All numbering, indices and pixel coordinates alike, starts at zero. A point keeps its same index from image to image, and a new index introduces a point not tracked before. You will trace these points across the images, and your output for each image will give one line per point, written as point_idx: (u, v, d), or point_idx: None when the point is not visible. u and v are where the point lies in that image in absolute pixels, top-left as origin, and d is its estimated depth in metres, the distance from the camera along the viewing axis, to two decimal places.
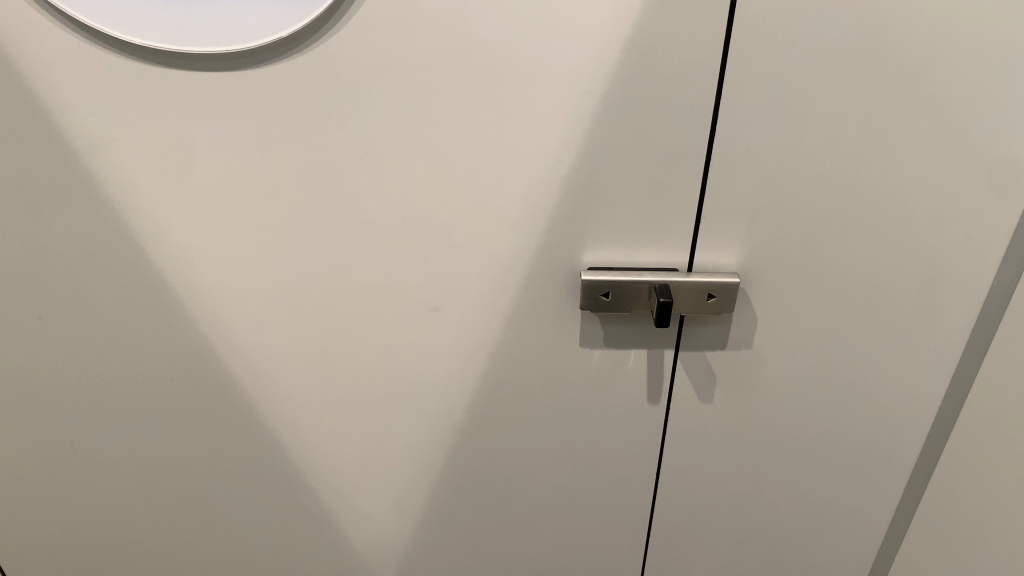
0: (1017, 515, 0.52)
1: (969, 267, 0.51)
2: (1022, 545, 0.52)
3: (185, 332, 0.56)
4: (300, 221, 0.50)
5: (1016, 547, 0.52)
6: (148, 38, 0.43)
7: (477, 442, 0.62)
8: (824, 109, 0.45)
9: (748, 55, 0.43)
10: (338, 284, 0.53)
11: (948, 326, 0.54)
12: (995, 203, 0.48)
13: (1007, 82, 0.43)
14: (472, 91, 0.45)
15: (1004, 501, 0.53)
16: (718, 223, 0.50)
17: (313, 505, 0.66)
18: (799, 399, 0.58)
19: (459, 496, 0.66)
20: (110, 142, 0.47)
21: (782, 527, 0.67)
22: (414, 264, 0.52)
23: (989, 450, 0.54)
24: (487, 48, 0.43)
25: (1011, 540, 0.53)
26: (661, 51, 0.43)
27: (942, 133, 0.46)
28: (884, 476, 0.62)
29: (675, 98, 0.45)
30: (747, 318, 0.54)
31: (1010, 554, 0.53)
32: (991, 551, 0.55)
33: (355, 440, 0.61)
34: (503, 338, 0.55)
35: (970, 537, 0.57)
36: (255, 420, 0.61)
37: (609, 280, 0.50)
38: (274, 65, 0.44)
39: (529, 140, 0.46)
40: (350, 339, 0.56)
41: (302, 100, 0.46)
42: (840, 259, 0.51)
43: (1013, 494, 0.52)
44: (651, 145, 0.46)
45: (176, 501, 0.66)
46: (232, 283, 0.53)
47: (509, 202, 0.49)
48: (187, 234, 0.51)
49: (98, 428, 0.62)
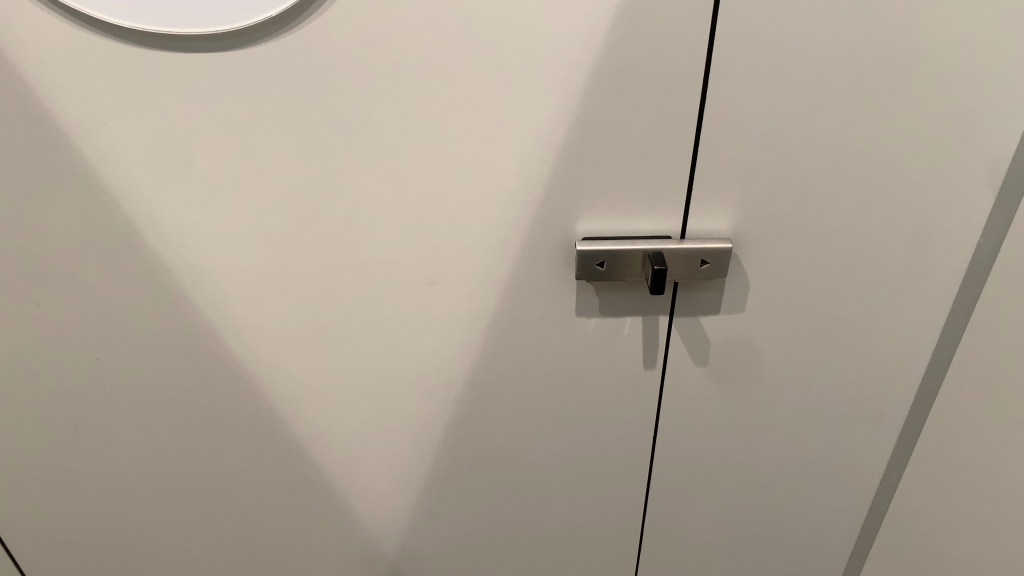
0: (1002, 468, 0.53)
1: (955, 226, 0.52)
2: (1006, 495, 0.53)
3: (185, 315, 0.56)
4: (297, 200, 0.50)
5: (1001, 499, 0.54)
6: (136, 20, 0.43)
7: (477, 413, 0.62)
8: (813, 74, 0.45)
9: (736, 22, 0.43)
10: (336, 261, 0.53)
11: (936, 285, 0.55)
12: (980, 162, 0.49)
13: (991, 42, 0.44)
14: (463, 65, 0.45)
15: (991, 454, 0.54)
16: (710, 190, 0.50)
17: (316, 481, 0.67)
18: (792, 361, 0.59)
19: (460, 468, 0.67)
20: (103, 127, 0.47)
21: (777, 485, 0.68)
22: (410, 240, 0.52)
23: (977, 404, 0.55)
24: (478, 22, 0.43)
25: (997, 495, 0.54)
26: (651, 20, 0.43)
27: (929, 94, 0.46)
28: (876, 432, 0.64)
29: (666, 67, 0.45)
30: (741, 283, 0.55)
31: (997, 507, 0.55)
32: (979, 505, 0.57)
33: (355, 416, 0.62)
34: (500, 309, 0.56)
35: (959, 490, 0.59)
36: (256, 400, 0.61)
37: (603, 250, 0.51)
38: (264, 44, 0.44)
39: (522, 112, 0.47)
40: (348, 316, 0.56)
41: (295, 80, 0.46)
42: (830, 221, 0.51)
43: (999, 447, 0.53)
44: (641, 115, 0.47)
45: (182, 481, 0.67)
46: (230, 264, 0.53)
47: (503, 175, 0.49)
48: (184, 217, 0.51)
49: (102, 411, 0.62)
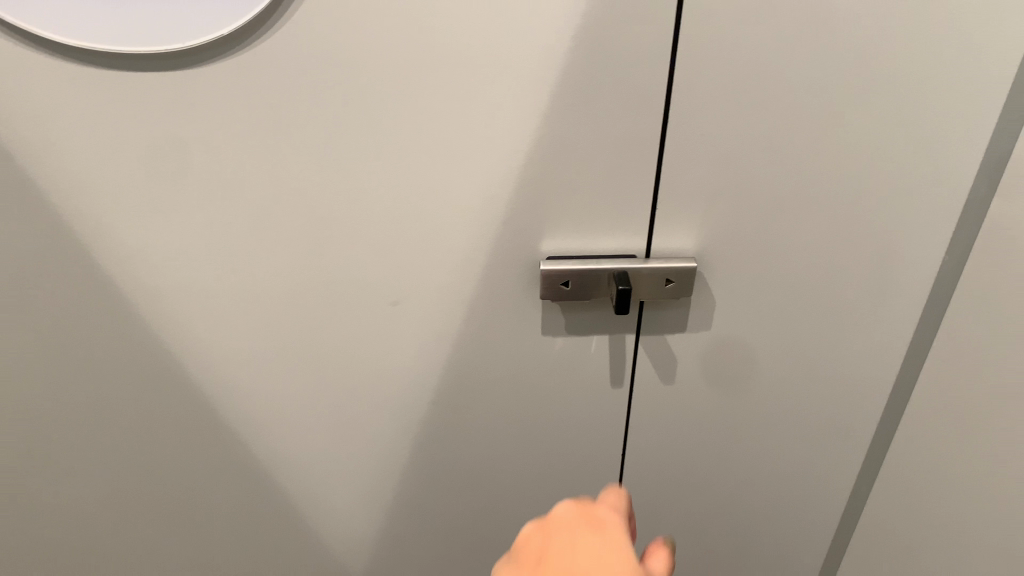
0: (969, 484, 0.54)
1: (920, 243, 0.52)
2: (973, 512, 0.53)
3: (142, 336, 0.55)
4: (256, 219, 0.49)
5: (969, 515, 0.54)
6: (85, 38, 0.41)
7: (444, 432, 0.62)
8: (776, 93, 0.45)
9: (698, 41, 0.43)
10: (297, 281, 0.52)
11: (903, 301, 0.55)
12: (943, 180, 0.49)
13: (951, 61, 0.44)
14: (424, 83, 0.44)
15: (959, 471, 0.54)
16: (674, 209, 0.50)
17: (281, 502, 0.66)
18: (760, 378, 0.59)
19: (428, 488, 0.66)
20: (53, 147, 0.46)
21: (748, 501, 0.68)
22: (373, 260, 0.51)
23: (945, 421, 0.55)
24: (438, 40, 0.43)
25: (965, 511, 0.54)
26: (612, 39, 0.43)
27: (892, 113, 0.46)
28: (845, 448, 0.64)
29: (628, 86, 0.44)
30: (707, 301, 0.54)
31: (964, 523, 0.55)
32: (947, 521, 0.57)
33: (320, 436, 0.61)
34: (465, 329, 0.55)
35: (926, 507, 0.59)
36: (217, 422, 0.60)
37: (568, 270, 0.51)
38: (219, 62, 0.43)
39: (485, 130, 0.46)
40: (312, 336, 0.55)
41: (252, 98, 0.45)
42: (795, 239, 0.51)
43: (967, 464, 0.54)
44: (605, 133, 0.46)
45: (142, 505, 0.65)
46: (189, 285, 0.52)
47: (467, 193, 0.49)
48: (139, 237, 0.50)
49: (58, 436, 0.60)
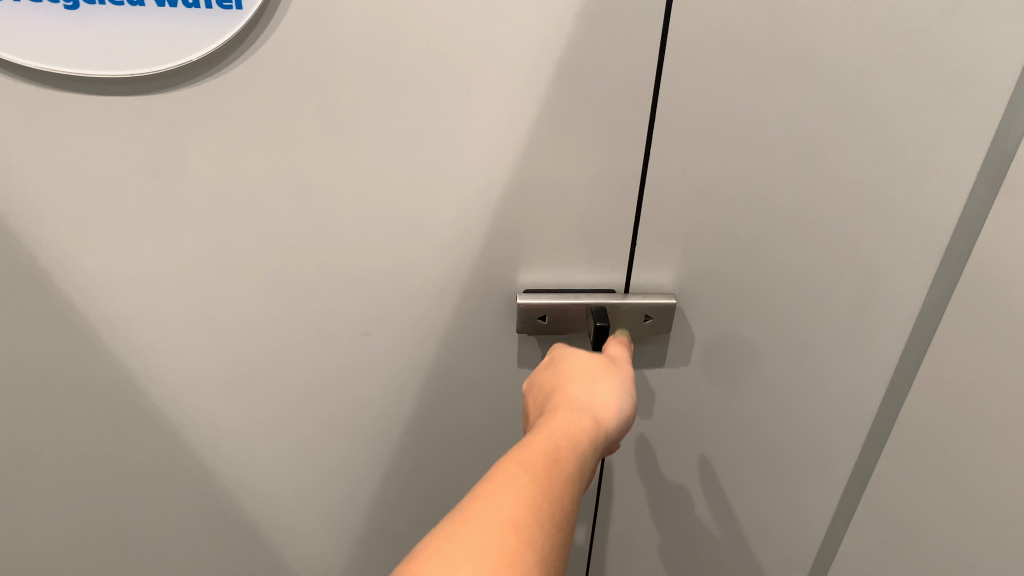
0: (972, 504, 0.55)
1: (901, 284, 0.51)
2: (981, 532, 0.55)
3: (104, 363, 0.53)
4: (224, 246, 0.48)
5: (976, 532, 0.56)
6: (42, 62, 0.39)
7: (417, 461, 0.60)
8: (759, 132, 0.44)
9: (680, 79, 0.42)
10: (266, 309, 0.51)
11: (884, 340, 0.54)
12: (927, 222, 0.48)
13: (936, 104, 0.43)
14: (399, 114, 0.43)
15: (960, 494, 0.56)
16: (654, 244, 0.49)
17: (248, 529, 0.64)
18: (738, 413, 0.58)
19: (399, 516, 0.65)
20: (10, 172, 0.44)
21: (724, 531, 0.67)
22: (344, 289, 0.50)
23: (935, 445, 0.56)
24: (414, 71, 0.41)
25: (971, 527, 0.56)
26: (593, 74, 0.42)
27: (876, 155, 0.45)
28: (822, 483, 0.63)
29: (608, 121, 0.44)
30: (685, 336, 0.54)
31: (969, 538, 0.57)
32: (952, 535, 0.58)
33: (290, 464, 0.60)
34: (439, 361, 0.54)
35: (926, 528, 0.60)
36: (182, 449, 0.58)
37: (545, 304, 0.49)
38: (187, 88, 0.42)
39: (462, 162, 0.45)
40: (281, 364, 0.54)
41: (220, 125, 0.43)
42: (775, 277, 0.50)
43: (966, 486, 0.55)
44: (584, 168, 0.45)
45: (101, 537, 0.63)
46: (153, 311, 0.51)
47: (442, 225, 0.47)
48: (102, 262, 0.48)
49: (10, 468, 0.57)
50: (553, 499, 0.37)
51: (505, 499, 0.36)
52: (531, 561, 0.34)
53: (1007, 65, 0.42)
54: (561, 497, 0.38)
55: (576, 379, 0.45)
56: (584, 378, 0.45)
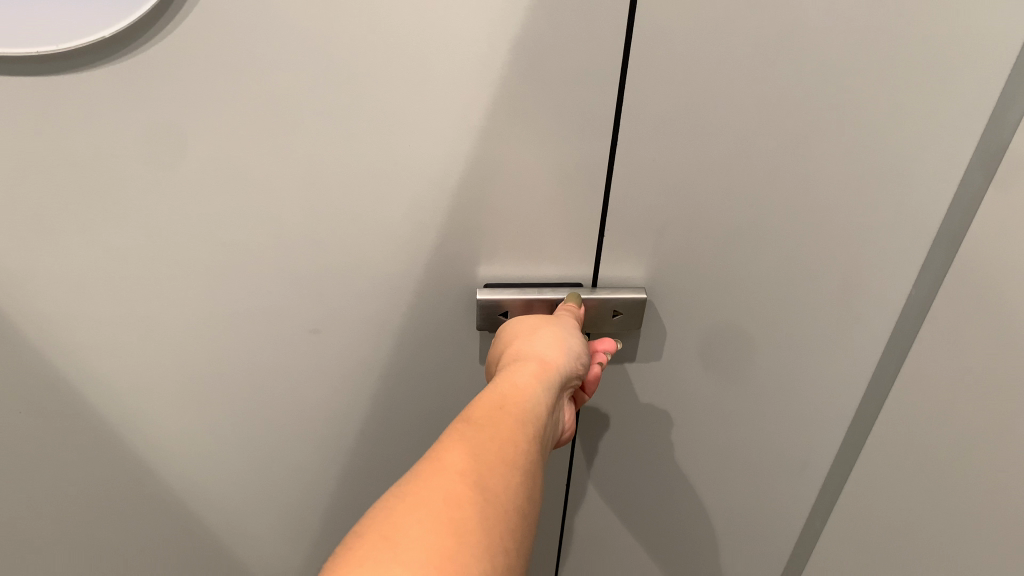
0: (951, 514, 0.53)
1: (886, 279, 0.48)
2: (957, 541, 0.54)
3: (33, 364, 0.49)
4: (156, 240, 0.44)
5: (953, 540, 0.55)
6: None
7: (376, 456, 0.58)
8: (736, 119, 0.40)
9: (650, 60, 0.38)
10: (207, 306, 0.47)
11: (867, 336, 0.51)
12: (915, 216, 0.45)
13: (929, 90, 0.40)
14: (341, 99, 0.39)
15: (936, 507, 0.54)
16: (623, 237, 0.46)
17: (200, 528, 0.61)
18: (711, 406, 0.56)
19: (359, 511, 0.62)
20: None
21: (695, 525, 0.65)
22: (290, 286, 0.46)
23: (922, 456, 0.54)
24: (355, 52, 0.37)
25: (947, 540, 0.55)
26: (555, 55, 0.38)
27: (862, 142, 0.42)
28: (800, 480, 0.60)
29: (573, 106, 0.40)
30: (657, 330, 0.51)
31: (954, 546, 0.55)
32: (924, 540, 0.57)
33: (241, 462, 0.57)
34: (396, 357, 0.51)
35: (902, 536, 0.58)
36: (125, 451, 0.54)
37: (506, 300, 0.46)
38: (101, 68, 0.37)
39: (412, 152, 0.41)
40: (227, 362, 0.50)
41: (142, 109, 0.39)
42: (753, 270, 0.47)
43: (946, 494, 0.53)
44: (547, 156, 0.42)
45: (41, 544, 0.59)
46: (83, 309, 0.46)
47: (394, 219, 0.44)
48: (20, 260, 0.43)
49: None
50: (504, 449, 0.38)
51: (451, 459, 0.36)
52: (486, 501, 0.35)
53: (1004, 47, 0.38)
54: (510, 450, 0.38)
55: (521, 336, 0.45)
56: (530, 331, 0.45)
